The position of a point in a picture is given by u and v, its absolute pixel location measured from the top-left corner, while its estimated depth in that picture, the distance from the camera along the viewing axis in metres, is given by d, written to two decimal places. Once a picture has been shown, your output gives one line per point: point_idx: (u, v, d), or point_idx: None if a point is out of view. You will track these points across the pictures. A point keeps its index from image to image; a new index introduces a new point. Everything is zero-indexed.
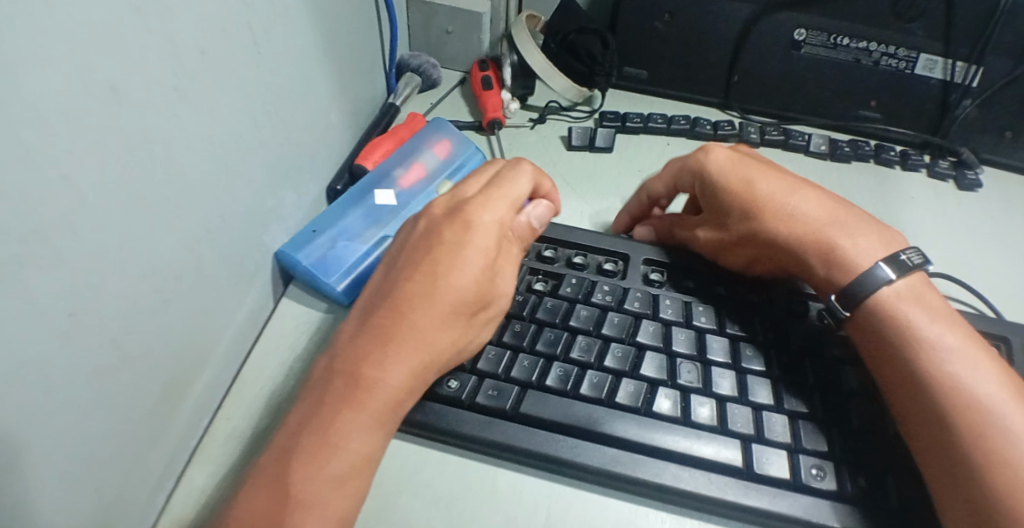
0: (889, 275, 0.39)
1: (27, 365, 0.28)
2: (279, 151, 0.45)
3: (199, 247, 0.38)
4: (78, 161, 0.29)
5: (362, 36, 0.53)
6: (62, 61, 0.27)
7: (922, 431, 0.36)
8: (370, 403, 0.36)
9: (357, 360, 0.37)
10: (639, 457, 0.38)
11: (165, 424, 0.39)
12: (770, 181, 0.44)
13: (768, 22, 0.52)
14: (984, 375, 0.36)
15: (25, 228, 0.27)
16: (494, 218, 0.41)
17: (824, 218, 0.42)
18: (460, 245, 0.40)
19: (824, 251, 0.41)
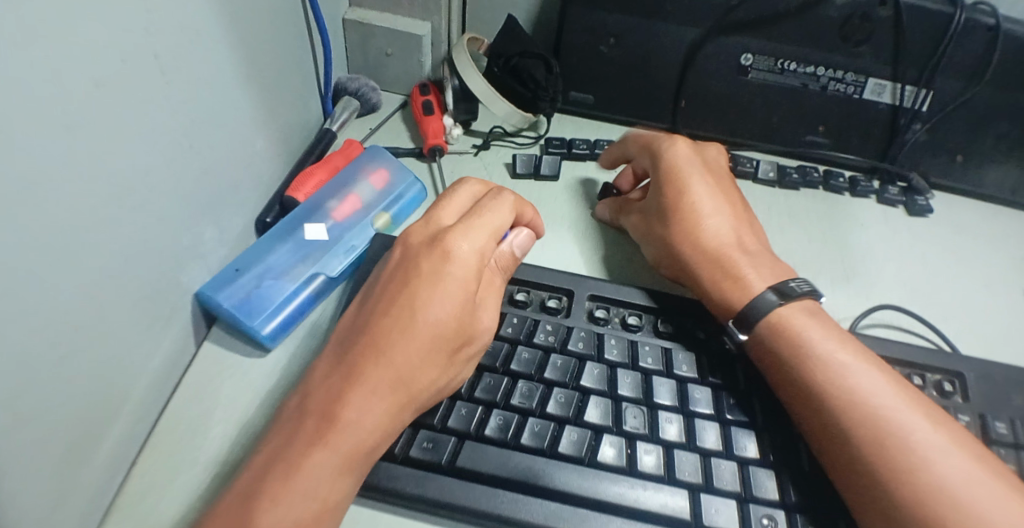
0: (776, 298, 0.41)
1: None
2: (197, 184, 0.42)
3: (105, 291, 0.35)
4: None
5: (293, 59, 0.50)
6: None
7: (838, 455, 0.36)
8: (341, 444, 0.34)
9: (330, 400, 0.35)
10: (585, 512, 0.36)
11: (69, 488, 0.35)
12: (698, 187, 0.46)
13: (715, 46, 0.51)
14: (883, 392, 0.37)
15: None
16: (474, 249, 0.39)
17: (728, 239, 0.45)
18: (437, 277, 0.38)
19: (717, 272, 0.44)
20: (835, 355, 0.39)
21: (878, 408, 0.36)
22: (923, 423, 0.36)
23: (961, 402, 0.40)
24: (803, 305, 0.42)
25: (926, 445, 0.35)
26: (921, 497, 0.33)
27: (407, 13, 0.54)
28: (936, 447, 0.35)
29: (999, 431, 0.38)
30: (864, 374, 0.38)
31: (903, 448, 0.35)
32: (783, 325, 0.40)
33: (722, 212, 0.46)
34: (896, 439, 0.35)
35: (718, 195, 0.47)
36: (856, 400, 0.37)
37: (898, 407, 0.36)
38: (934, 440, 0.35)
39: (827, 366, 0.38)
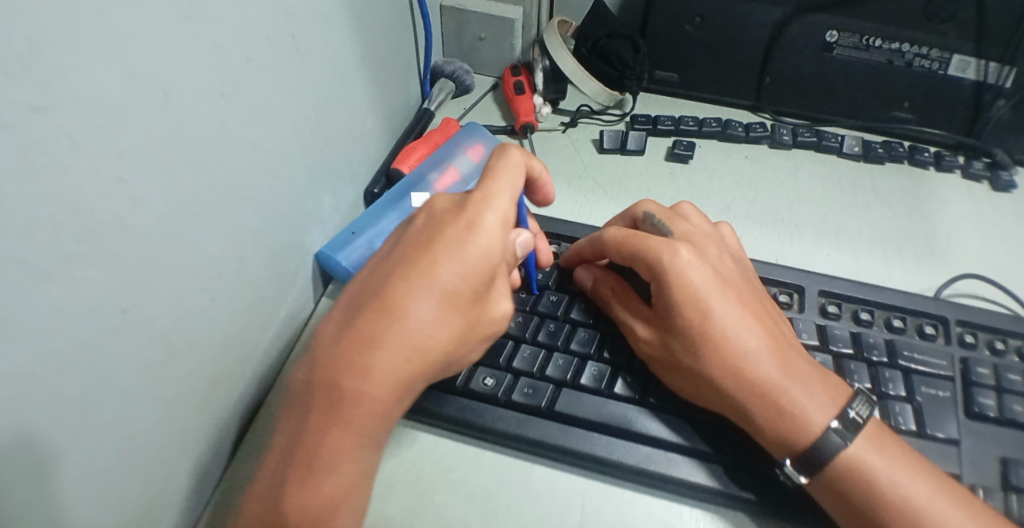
0: (844, 438, 0.35)
1: (77, 360, 0.29)
2: (317, 156, 0.46)
3: (246, 246, 0.40)
4: (122, 165, 0.30)
5: (400, 42, 0.54)
6: (116, 60, 0.29)
7: (830, 496, 0.35)
8: (356, 416, 0.34)
9: (344, 376, 0.34)
10: (675, 456, 0.38)
11: (209, 421, 0.40)
12: (730, 310, 0.38)
13: (800, 25, 0.53)
14: (897, 464, 0.35)
15: (79, 225, 0.28)
16: (498, 219, 0.38)
17: (776, 368, 0.37)
18: (459, 245, 0.36)
19: (772, 411, 0.36)
20: (739, 332, 0.38)
21: (735, 366, 0.37)
22: (803, 389, 0.36)
23: None
24: (731, 279, 0.40)
25: (805, 407, 0.36)
26: (829, 473, 0.35)
27: None
28: (810, 410, 0.36)
29: (1015, 412, 0.38)
30: (761, 338, 0.38)
31: (764, 408, 0.36)
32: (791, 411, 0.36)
33: (709, 266, 0.39)
34: (756, 399, 0.36)
35: (749, 310, 0.39)
36: (732, 366, 0.37)
37: (776, 375, 0.36)
38: (789, 402, 0.36)
39: (714, 347, 0.37)
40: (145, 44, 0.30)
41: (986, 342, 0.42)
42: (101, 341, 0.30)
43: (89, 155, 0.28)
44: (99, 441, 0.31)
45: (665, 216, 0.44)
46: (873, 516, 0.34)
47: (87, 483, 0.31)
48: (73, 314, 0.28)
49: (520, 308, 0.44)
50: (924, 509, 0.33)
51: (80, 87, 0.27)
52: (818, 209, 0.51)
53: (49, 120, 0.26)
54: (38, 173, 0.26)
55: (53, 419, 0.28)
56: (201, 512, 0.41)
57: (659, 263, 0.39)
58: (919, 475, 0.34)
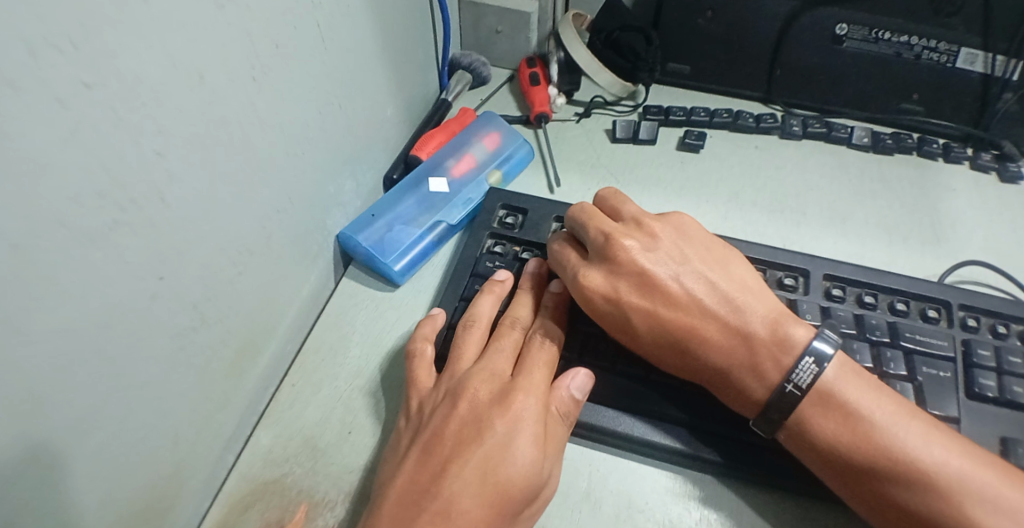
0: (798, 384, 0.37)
1: (116, 321, 0.31)
2: (340, 141, 0.49)
3: (270, 223, 0.42)
4: (160, 142, 0.32)
5: (419, 35, 0.56)
6: (160, 45, 0.31)
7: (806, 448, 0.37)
8: (515, 498, 0.36)
9: (472, 481, 0.35)
10: (678, 429, 0.41)
11: (234, 391, 0.42)
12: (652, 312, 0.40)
13: (810, 18, 0.54)
14: (865, 410, 0.36)
15: (122, 196, 0.30)
16: (471, 461, 0.36)
17: (726, 341, 0.39)
18: (444, 486, 0.35)
19: (719, 383, 0.39)
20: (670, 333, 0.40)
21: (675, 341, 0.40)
22: (751, 355, 0.38)
23: None
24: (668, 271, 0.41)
25: (741, 375, 0.38)
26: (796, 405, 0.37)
27: None
28: (758, 380, 0.38)
29: (1014, 392, 0.39)
30: (704, 321, 0.39)
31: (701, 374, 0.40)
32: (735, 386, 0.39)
33: (623, 277, 0.41)
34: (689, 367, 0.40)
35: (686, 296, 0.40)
36: (670, 360, 0.40)
37: (720, 355, 0.39)
38: (726, 369, 0.39)
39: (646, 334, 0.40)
40: (186, 30, 0.32)
41: (988, 326, 0.43)
42: (137, 305, 0.32)
43: (133, 131, 0.30)
44: (131, 400, 0.33)
45: (584, 218, 0.44)
46: (843, 439, 0.36)
47: (120, 438, 0.33)
48: (112, 278, 0.31)
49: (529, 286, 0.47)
50: (889, 429, 0.35)
51: (125, 66, 0.29)
52: (825, 198, 0.52)
53: (96, 95, 0.28)
54: (86, 144, 0.28)
55: (91, 377, 0.31)
56: (225, 478, 0.43)
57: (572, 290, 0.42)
58: (885, 401, 0.36)
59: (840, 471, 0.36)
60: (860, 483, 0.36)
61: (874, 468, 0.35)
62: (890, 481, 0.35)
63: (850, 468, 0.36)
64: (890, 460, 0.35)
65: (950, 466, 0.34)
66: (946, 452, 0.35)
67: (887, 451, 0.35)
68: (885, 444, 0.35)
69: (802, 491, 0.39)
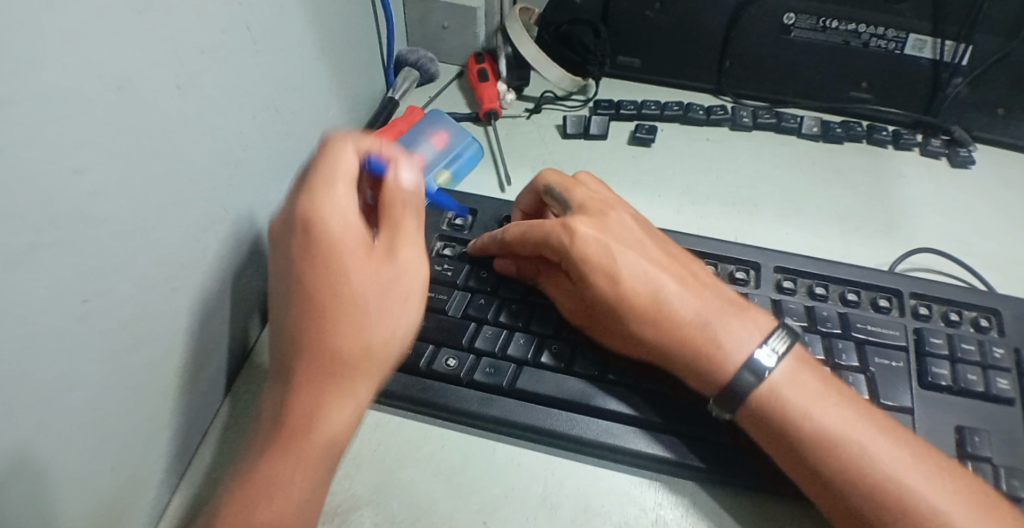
0: (767, 365, 0.37)
1: (46, 351, 0.29)
2: (278, 145, 0.47)
3: (206, 234, 0.40)
4: (81, 158, 0.30)
5: (362, 33, 0.55)
6: (77, 55, 0.29)
7: (768, 437, 0.36)
8: (367, 339, 0.35)
9: (312, 333, 0.34)
10: (634, 430, 0.40)
11: (174, 411, 0.40)
12: (642, 266, 0.41)
13: (757, 9, 0.53)
14: (826, 402, 0.36)
15: (42, 218, 0.28)
16: (305, 303, 0.35)
17: (698, 313, 0.39)
18: (290, 339, 0.35)
19: (692, 354, 0.38)
20: (653, 288, 0.40)
21: (641, 300, 0.40)
22: (726, 324, 0.38)
23: (997, 337, 0.41)
24: (636, 239, 0.42)
25: (712, 344, 0.38)
26: (749, 408, 0.37)
27: None
28: (733, 347, 0.37)
29: (969, 380, 0.39)
30: (678, 290, 0.40)
31: (663, 335, 0.39)
32: (705, 356, 0.38)
33: (610, 233, 0.42)
34: (653, 328, 0.39)
35: (661, 262, 0.41)
36: (651, 318, 0.39)
37: (688, 316, 0.39)
38: (692, 330, 0.38)
39: (612, 281, 0.40)
40: (104, 38, 0.30)
41: (941, 313, 0.42)
42: (66, 331, 0.30)
43: (53, 146, 0.28)
44: (69, 431, 0.32)
45: (562, 185, 0.46)
46: (795, 447, 0.35)
47: (55, 474, 0.31)
48: (41, 306, 0.29)
49: (482, 289, 0.45)
50: (839, 435, 0.35)
51: (42, 78, 0.27)
52: (778, 189, 0.52)
53: (9, 115, 0.26)
54: (5, 166, 0.26)
55: (25, 415, 0.28)
56: (168, 502, 0.41)
57: (561, 242, 0.42)
58: (836, 407, 0.36)
59: (796, 461, 0.36)
60: (814, 474, 0.35)
61: (826, 478, 0.35)
62: (845, 478, 0.34)
63: (805, 478, 0.36)
64: (837, 463, 0.35)
65: (900, 473, 0.34)
66: (898, 457, 0.34)
67: (837, 458, 0.35)
68: (834, 451, 0.35)
69: (759, 488, 0.38)
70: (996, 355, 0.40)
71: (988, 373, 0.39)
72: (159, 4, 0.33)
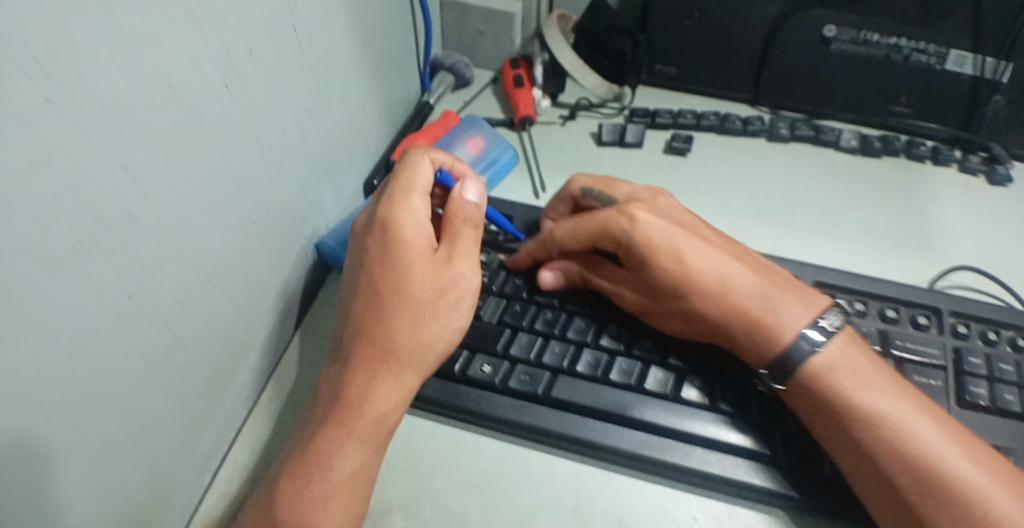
0: (817, 342, 0.38)
1: (88, 346, 0.30)
2: (319, 148, 0.47)
3: (248, 235, 0.41)
4: (129, 158, 0.30)
5: (401, 37, 0.55)
6: (127, 55, 0.29)
7: (813, 411, 0.37)
8: (421, 329, 0.39)
9: (375, 319, 0.39)
10: (668, 442, 0.40)
11: (211, 409, 0.41)
12: (702, 252, 0.42)
13: (797, 20, 0.53)
14: (872, 383, 0.37)
15: (88, 215, 0.28)
16: (372, 289, 0.40)
17: (753, 289, 0.40)
18: (358, 321, 0.39)
19: (749, 327, 0.39)
20: (713, 269, 0.41)
21: (701, 274, 0.41)
22: (780, 299, 0.40)
23: None
24: (684, 221, 0.44)
25: (765, 319, 0.39)
26: (802, 376, 0.38)
27: None
28: (788, 319, 0.39)
29: (1006, 401, 0.39)
30: (738, 269, 0.41)
31: (725, 307, 0.40)
32: (761, 329, 0.39)
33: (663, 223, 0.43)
34: (716, 301, 0.40)
35: (717, 247, 0.43)
36: (714, 295, 0.40)
37: (745, 286, 0.40)
38: (750, 302, 0.40)
39: (671, 256, 0.41)
40: (154, 40, 0.31)
41: (979, 332, 0.42)
42: (107, 326, 0.31)
43: (101, 146, 0.28)
44: (111, 425, 0.32)
45: (601, 186, 0.47)
46: (840, 415, 0.36)
47: (94, 467, 0.32)
48: (84, 301, 0.29)
49: (518, 296, 0.45)
50: (887, 409, 0.36)
51: (93, 78, 0.28)
52: (814, 203, 0.51)
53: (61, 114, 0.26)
54: (52, 164, 0.26)
55: (65, 406, 0.29)
56: (203, 498, 0.42)
57: (622, 231, 0.43)
58: (886, 385, 0.37)
59: (838, 434, 0.36)
60: (857, 448, 0.36)
61: (869, 447, 0.35)
62: (888, 456, 0.35)
63: (847, 453, 0.36)
64: (879, 439, 0.35)
65: (943, 452, 0.34)
66: (944, 439, 0.35)
67: (881, 437, 0.35)
68: (876, 424, 0.35)
69: (793, 506, 0.38)
70: None
71: None
72: (208, 9, 0.34)
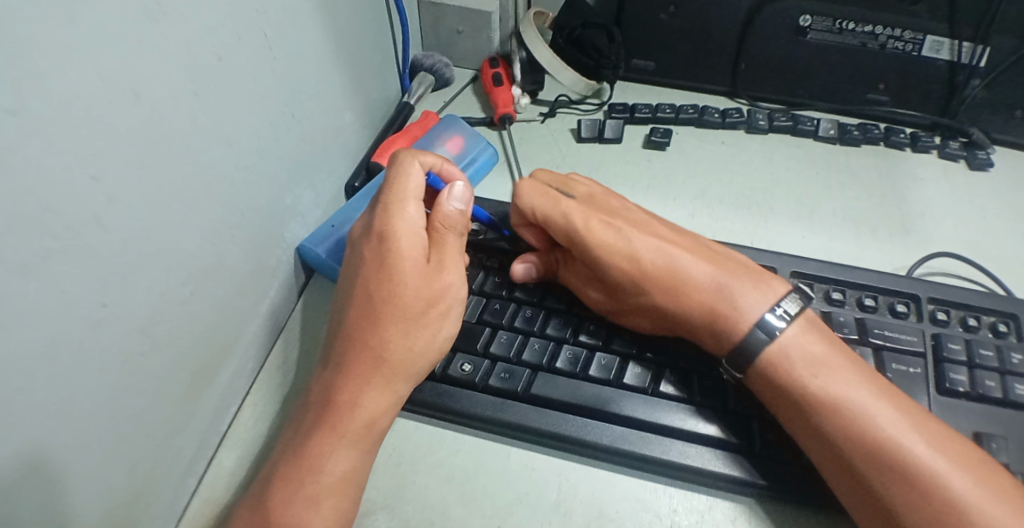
0: (778, 327, 0.38)
1: (61, 354, 0.30)
2: (295, 151, 0.47)
3: (224, 239, 0.41)
4: (96, 167, 0.30)
5: (376, 38, 0.55)
6: (88, 62, 0.29)
7: (777, 399, 0.37)
8: (413, 337, 0.40)
9: (368, 325, 0.39)
10: (648, 435, 0.40)
11: (193, 413, 0.41)
12: (654, 244, 0.42)
13: (774, 9, 0.53)
14: (834, 371, 0.37)
15: (55, 223, 0.29)
16: (366, 297, 0.40)
17: (709, 280, 0.40)
18: (350, 328, 0.40)
19: (707, 320, 0.40)
20: (667, 262, 0.42)
21: (656, 268, 0.41)
22: (738, 287, 0.40)
23: (1015, 342, 0.41)
24: (638, 217, 0.45)
25: (721, 310, 0.39)
26: (759, 368, 0.38)
27: None
28: (745, 307, 0.39)
29: (986, 386, 0.39)
30: (691, 259, 0.41)
31: (681, 299, 0.40)
32: (717, 320, 0.39)
33: (617, 219, 0.44)
34: (670, 294, 0.41)
35: (673, 239, 0.43)
36: (669, 289, 0.41)
37: (700, 275, 0.41)
38: (706, 293, 0.40)
39: (624, 252, 0.42)
40: (117, 47, 0.31)
41: (958, 319, 0.42)
42: (80, 334, 0.31)
43: (65, 154, 0.29)
44: (92, 429, 0.33)
45: (563, 181, 0.48)
46: (801, 403, 0.36)
47: (71, 474, 0.32)
48: (54, 309, 0.29)
49: (498, 295, 0.46)
50: (843, 399, 0.36)
51: (55, 86, 0.28)
52: (793, 193, 0.51)
53: (22, 123, 0.27)
54: (14, 173, 0.26)
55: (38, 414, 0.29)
56: (188, 503, 0.42)
57: (573, 228, 0.43)
58: (849, 373, 0.37)
59: (802, 422, 0.37)
60: (820, 436, 0.36)
61: (828, 436, 0.36)
62: (850, 443, 0.35)
63: (811, 440, 0.36)
64: (841, 425, 0.35)
65: (903, 438, 0.34)
66: (899, 424, 0.35)
67: (842, 424, 0.35)
68: (838, 412, 0.35)
69: (774, 496, 0.38)
70: (1014, 361, 0.39)
71: (1006, 379, 0.39)
72: (173, 15, 0.34)
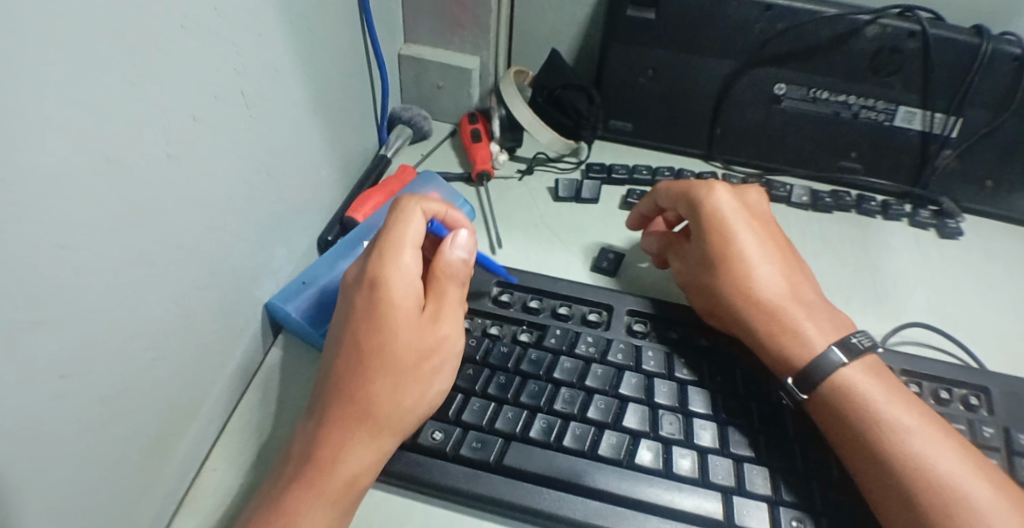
0: (841, 359, 0.40)
1: (13, 432, 0.28)
2: (271, 207, 0.47)
3: (193, 301, 0.39)
4: (61, 236, 0.29)
5: (358, 93, 0.55)
6: (60, 127, 0.28)
7: (832, 423, 0.39)
8: (405, 393, 0.39)
9: (358, 378, 0.38)
10: (624, 510, 0.38)
11: (151, 481, 0.39)
12: (756, 245, 0.45)
13: (749, 78, 0.54)
14: (899, 404, 0.39)
15: (18, 293, 0.27)
16: (356, 348, 0.38)
17: (784, 296, 0.43)
18: (337, 380, 0.38)
19: (771, 320, 0.43)
20: (757, 265, 0.44)
21: (738, 271, 0.44)
22: (807, 315, 0.43)
23: (986, 416, 0.41)
24: (762, 218, 0.47)
25: (796, 317, 0.42)
26: (825, 386, 0.40)
27: (459, 49, 0.60)
28: (806, 336, 0.42)
29: None
30: (776, 273, 0.44)
31: (750, 299, 0.43)
32: (782, 320, 0.42)
33: (742, 207, 0.47)
34: (742, 291, 0.44)
35: (775, 249, 0.46)
36: (744, 287, 0.44)
37: (774, 292, 0.43)
38: (775, 303, 0.43)
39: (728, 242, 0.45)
40: (95, 110, 0.29)
41: (931, 391, 0.42)
42: (34, 411, 0.29)
43: (30, 223, 0.27)
44: (45, 501, 0.31)
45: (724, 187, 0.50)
46: (863, 424, 0.38)
47: None
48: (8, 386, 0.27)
49: (471, 359, 0.44)
50: (904, 429, 0.38)
51: (23, 154, 0.26)
52: None
53: None
54: None
55: None
56: None
57: (698, 205, 0.47)
58: (919, 410, 0.39)
59: (855, 442, 0.38)
60: (873, 461, 0.37)
61: (880, 459, 0.37)
62: (902, 471, 0.36)
63: (858, 462, 0.38)
64: (897, 449, 0.37)
65: (963, 484, 0.36)
66: (959, 467, 0.36)
67: (898, 450, 0.37)
68: (898, 438, 0.37)
69: None
70: (986, 435, 0.40)
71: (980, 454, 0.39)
72: (156, 76, 0.33)
